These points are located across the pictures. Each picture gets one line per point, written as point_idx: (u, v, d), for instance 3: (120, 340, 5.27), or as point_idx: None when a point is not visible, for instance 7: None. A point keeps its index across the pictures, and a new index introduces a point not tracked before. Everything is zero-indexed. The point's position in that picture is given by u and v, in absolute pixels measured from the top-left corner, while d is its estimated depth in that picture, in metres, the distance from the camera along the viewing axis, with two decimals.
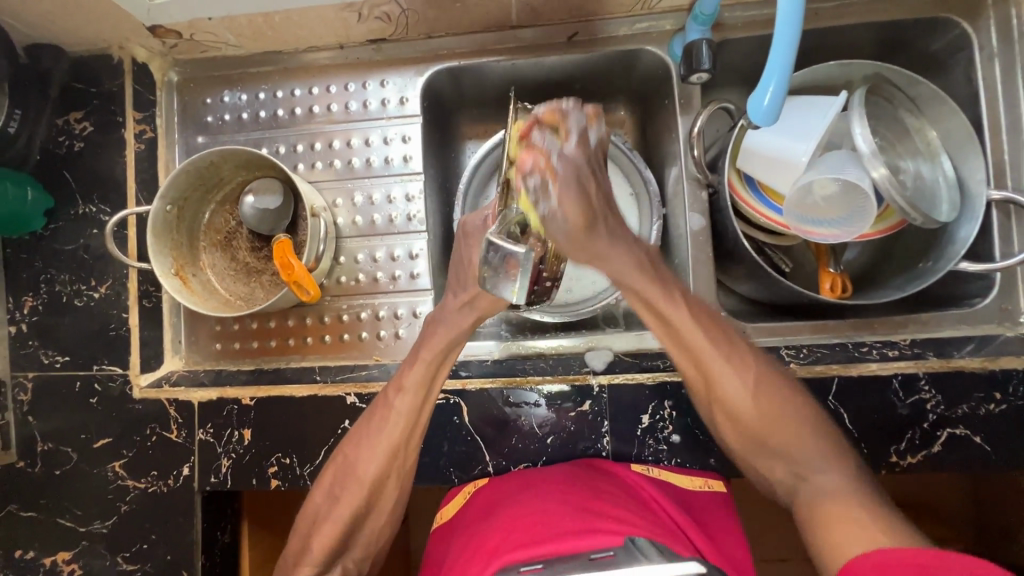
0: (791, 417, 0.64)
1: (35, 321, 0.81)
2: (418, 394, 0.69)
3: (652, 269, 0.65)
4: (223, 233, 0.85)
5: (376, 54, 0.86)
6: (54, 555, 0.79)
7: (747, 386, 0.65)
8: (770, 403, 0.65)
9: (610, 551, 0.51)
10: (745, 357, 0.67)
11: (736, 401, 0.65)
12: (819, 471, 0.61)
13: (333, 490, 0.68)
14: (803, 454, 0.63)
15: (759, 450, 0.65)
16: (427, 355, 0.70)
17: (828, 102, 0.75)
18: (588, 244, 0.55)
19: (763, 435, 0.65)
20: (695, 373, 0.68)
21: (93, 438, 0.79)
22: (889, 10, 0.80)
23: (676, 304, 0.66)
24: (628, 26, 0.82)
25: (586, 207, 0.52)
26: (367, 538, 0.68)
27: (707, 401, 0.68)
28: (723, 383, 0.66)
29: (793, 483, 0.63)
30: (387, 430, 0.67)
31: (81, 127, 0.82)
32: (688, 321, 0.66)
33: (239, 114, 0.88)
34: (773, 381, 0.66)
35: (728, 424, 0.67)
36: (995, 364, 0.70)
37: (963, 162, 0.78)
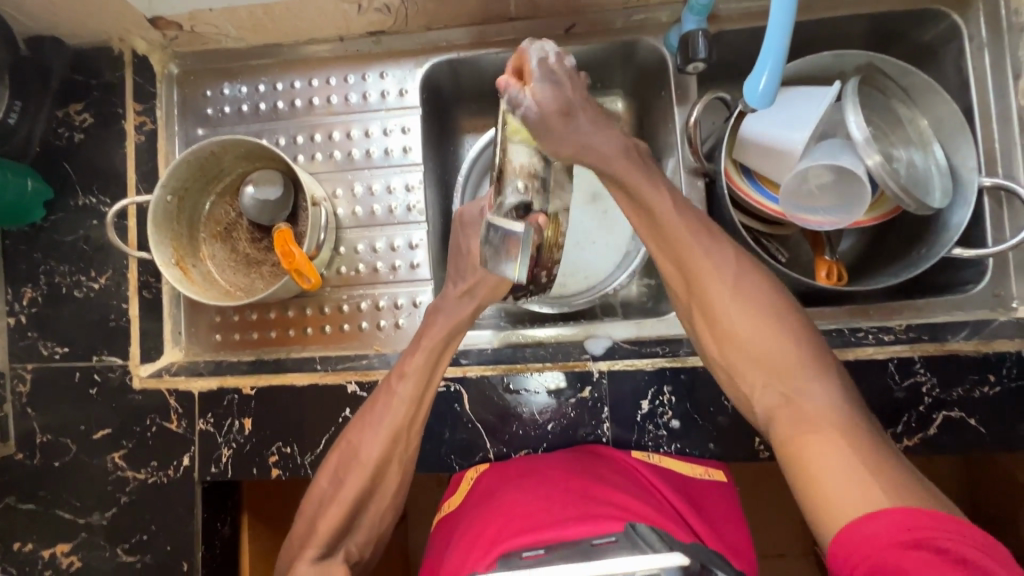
0: (770, 325, 0.62)
1: (34, 313, 0.81)
2: (421, 378, 0.70)
3: (638, 159, 0.66)
4: (224, 225, 0.85)
5: (376, 46, 0.87)
6: (52, 547, 0.78)
7: (729, 280, 0.64)
8: (753, 310, 0.63)
9: (611, 537, 0.51)
10: (730, 260, 0.65)
11: (716, 294, 0.64)
12: (802, 391, 0.58)
13: (337, 475, 0.68)
14: (783, 367, 0.60)
15: (739, 355, 0.62)
16: (428, 340, 0.71)
17: (822, 92, 0.77)
18: (570, 130, 0.59)
19: (743, 337, 0.62)
20: (676, 273, 0.67)
21: (92, 429, 0.79)
22: (881, 1, 0.81)
23: (655, 190, 0.65)
24: (625, 18, 0.83)
25: (564, 100, 0.57)
26: (372, 523, 0.67)
27: (687, 299, 0.66)
28: (703, 276, 0.64)
29: (772, 394, 0.60)
30: (389, 413, 0.68)
31: (81, 119, 0.82)
32: (670, 211, 0.65)
33: (239, 106, 0.88)
34: (758, 289, 0.64)
35: (706, 318, 0.65)
36: (989, 347, 0.71)
37: (955, 151, 0.79)
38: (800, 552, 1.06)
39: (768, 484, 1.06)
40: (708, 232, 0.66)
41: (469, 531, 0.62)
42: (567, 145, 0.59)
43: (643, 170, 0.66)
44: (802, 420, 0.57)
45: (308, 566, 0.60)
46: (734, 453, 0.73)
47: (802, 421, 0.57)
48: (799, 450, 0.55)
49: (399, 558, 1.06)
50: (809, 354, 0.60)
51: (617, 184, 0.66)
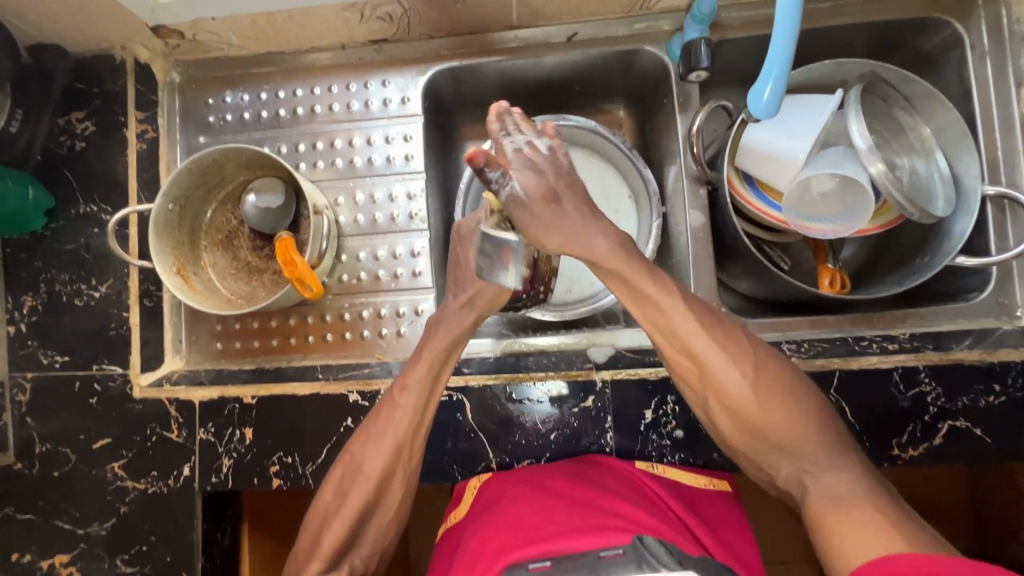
0: (789, 410, 0.61)
1: (34, 321, 0.80)
2: (423, 391, 0.69)
3: (633, 250, 0.61)
4: (225, 232, 0.85)
5: (377, 54, 0.87)
6: (51, 558, 0.78)
7: (745, 374, 0.62)
8: (770, 395, 0.61)
9: (618, 549, 0.50)
10: (743, 348, 0.63)
11: (731, 389, 0.62)
12: (826, 469, 0.58)
13: (341, 489, 0.67)
14: (806, 452, 0.60)
15: (760, 445, 0.62)
16: (431, 352, 0.70)
17: (824, 101, 0.77)
18: (557, 217, 0.56)
19: (762, 427, 0.61)
20: (689, 366, 0.64)
21: (92, 438, 0.78)
22: (882, 10, 0.81)
23: (665, 291, 0.61)
24: (627, 26, 0.83)
25: (545, 185, 0.55)
26: (376, 536, 0.68)
27: (701, 391, 0.64)
28: (716, 370, 0.62)
29: (797, 475, 0.60)
30: (392, 427, 0.67)
31: (82, 127, 0.82)
32: (679, 307, 0.62)
33: (241, 114, 0.88)
34: (772, 369, 0.63)
35: (723, 409, 0.63)
36: (993, 356, 0.71)
37: (957, 159, 0.79)
38: (802, 561, 1.05)
39: (771, 492, 1.05)
40: (719, 323, 0.63)
41: (475, 540, 0.61)
42: (553, 234, 0.56)
43: (643, 261, 0.62)
44: (832, 498, 0.55)
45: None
46: (738, 463, 0.73)
47: (833, 497, 0.56)
48: (826, 518, 0.54)
49: (400, 567, 1.06)
50: (827, 432, 0.60)
51: (615, 279, 0.61)
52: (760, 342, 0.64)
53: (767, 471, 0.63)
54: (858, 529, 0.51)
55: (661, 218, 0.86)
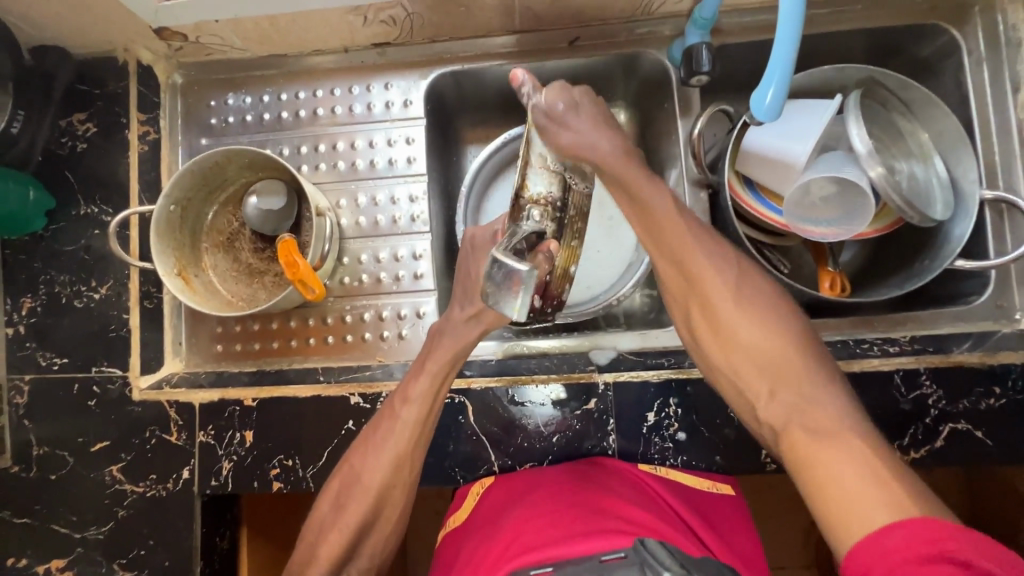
0: (772, 331, 0.65)
1: (33, 323, 0.80)
2: (424, 406, 0.69)
3: (638, 162, 0.67)
4: (226, 234, 0.85)
5: (380, 58, 0.87)
6: (47, 562, 0.77)
7: (732, 291, 0.66)
8: (754, 314, 0.66)
9: (621, 552, 0.50)
10: (732, 268, 0.67)
11: (721, 303, 0.66)
12: (810, 398, 0.61)
13: (339, 499, 0.67)
14: (786, 373, 0.63)
15: (745, 362, 0.65)
16: (431, 367, 0.70)
17: (824, 105, 0.77)
18: (569, 122, 0.64)
19: (747, 345, 0.65)
20: (682, 281, 0.68)
21: (90, 441, 0.78)
22: (881, 16, 0.82)
23: (662, 197, 0.67)
24: (628, 31, 0.84)
25: (565, 98, 0.64)
26: (374, 546, 0.67)
27: (691, 304, 0.68)
28: (707, 285, 0.67)
29: (777, 403, 0.62)
30: (391, 441, 0.67)
31: (84, 128, 0.82)
32: (681, 228, 0.67)
33: (243, 116, 0.88)
34: (758, 293, 0.67)
35: (711, 330, 0.67)
36: (993, 359, 0.71)
37: (955, 163, 0.80)
38: (803, 565, 1.05)
39: (772, 496, 1.05)
40: (715, 243, 0.68)
41: (481, 546, 0.61)
42: (566, 135, 0.63)
43: (643, 167, 0.67)
44: (815, 429, 0.58)
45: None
46: (741, 465, 0.73)
47: (814, 432, 0.59)
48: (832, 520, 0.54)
49: (399, 572, 1.05)
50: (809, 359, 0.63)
51: (617, 184, 0.66)
52: (749, 265, 0.69)
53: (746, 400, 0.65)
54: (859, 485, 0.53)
55: None
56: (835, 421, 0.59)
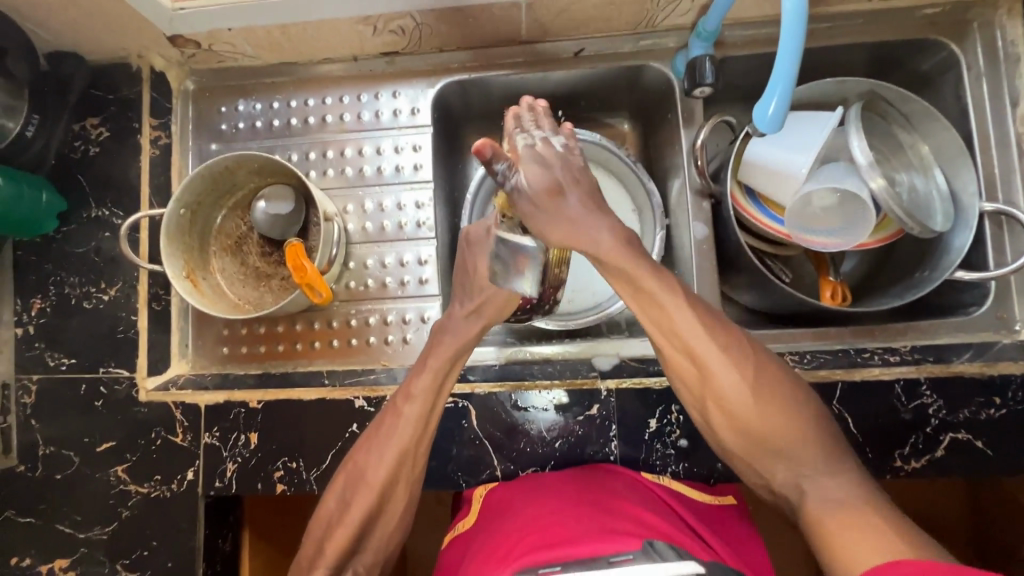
0: (787, 422, 0.61)
1: (42, 323, 0.81)
2: (428, 403, 0.69)
3: (635, 247, 0.63)
4: (234, 238, 0.86)
5: (389, 66, 0.89)
6: (51, 562, 0.77)
7: (744, 380, 0.62)
8: (769, 400, 0.62)
9: (629, 555, 0.50)
10: (744, 352, 0.64)
11: (731, 390, 0.62)
12: (818, 474, 0.59)
13: (345, 494, 0.67)
14: (796, 454, 0.60)
15: (760, 449, 0.62)
16: (435, 363, 0.71)
17: (826, 118, 0.78)
18: (559, 211, 0.59)
19: (761, 433, 0.61)
20: (690, 368, 0.65)
21: (96, 441, 0.78)
22: (881, 30, 0.84)
23: (670, 293, 0.63)
24: (633, 43, 0.86)
25: (551, 180, 0.58)
26: (379, 542, 0.67)
27: (700, 392, 0.65)
28: (717, 373, 0.63)
29: (791, 484, 0.60)
30: (396, 435, 0.68)
31: (97, 132, 0.84)
32: (688, 314, 0.63)
33: (253, 122, 0.90)
34: (772, 378, 0.63)
35: (723, 416, 0.63)
36: (993, 369, 0.72)
37: (955, 176, 0.81)
38: None
39: (772, 505, 1.05)
40: (722, 330, 0.64)
41: (487, 545, 0.62)
42: (558, 225, 0.59)
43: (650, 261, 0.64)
44: (833, 505, 0.56)
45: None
46: (742, 472, 0.73)
47: (831, 504, 0.56)
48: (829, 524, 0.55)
49: None
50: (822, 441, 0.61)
51: (610, 271, 0.64)
52: (757, 347, 0.65)
53: (761, 475, 0.63)
54: (865, 533, 0.51)
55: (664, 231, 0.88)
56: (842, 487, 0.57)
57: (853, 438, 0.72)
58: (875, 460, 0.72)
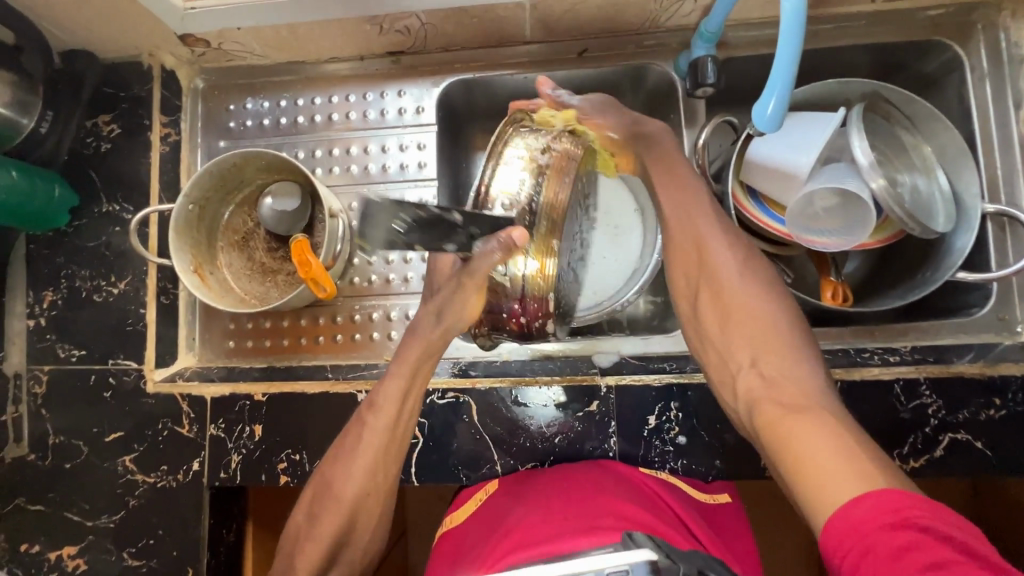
0: (771, 312, 0.65)
1: (54, 315, 0.82)
2: (391, 413, 0.69)
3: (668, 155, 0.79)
4: (241, 234, 0.87)
5: (395, 66, 0.90)
6: (59, 549, 0.79)
7: (736, 260, 0.68)
8: (756, 289, 0.66)
9: (610, 547, 0.51)
10: (739, 240, 0.70)
11: (721, 269, 0.68)
12: (785, 367, 0.60)
13: (314, 511, 0.68)
14: (769, 343, 0.63)
15: (737, 329, 0.65)
16: (395, 376, 0.70)
17: (828, 118, 0.79)
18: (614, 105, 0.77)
19: (740, 319, 0.65)
20: (689, 251, 0.70)
21: (104, 432, 0.80)
22: (885, 32, 0.84)
23: (680, 170, 0.73)
24: (636, 43, 0.87)
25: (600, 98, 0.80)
26: (355, 555, 0.68)
27: (693, 273, 0.70)
28: (714, 250, 0.69)
29: (756, 372, 0.62)
30: (360, 449, 0.68)
31: (108, 129, 0.85)
32: (699, 202, 0.72)
33: (261, 120, 0.91)
34: (760, 272, 0.68)
35: (711, 297, 0.68)
36: (994, 370, 0.72)
37: (958, 177, 0.81)
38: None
39: (772, 506, 1.05)
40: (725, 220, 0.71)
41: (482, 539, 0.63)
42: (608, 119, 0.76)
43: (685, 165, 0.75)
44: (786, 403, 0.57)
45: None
46: (740, 470, 0.73)
47: (785, 403, 0.57)
48: None
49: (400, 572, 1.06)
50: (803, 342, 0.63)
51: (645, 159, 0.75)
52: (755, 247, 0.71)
53: (731, 372, 0.64)
54: (825, 452, 0.50)
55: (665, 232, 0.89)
56: (805, 390, 0.58)
57: None
58: None
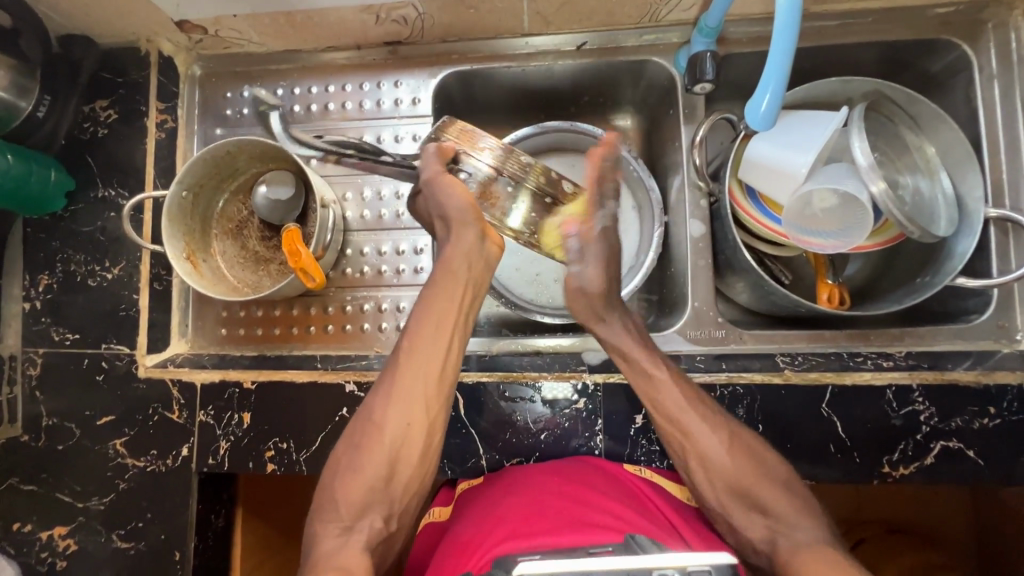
0: (766, 484, 0.64)
1: (49, 299, 0.83)
2: (428, 332, 0.69)
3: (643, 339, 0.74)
4: (235, 222, 0.88)
5: (392, 55, 0.89)
6: (51, 529, 0.80)
7: (721, 437, 0.67)
8: (745, 458, 0.66)
9: (608, 547, 0.51)
10: (718, 416, 0.69)
11: (710, 451, 0.67)
12: (794, 527, 0.61)
13: (355, 446, 0.67)
14: (772, 510, 0.63)
15: (742, 505, 0.65)
16: (435, 296, 0.71)
17: (829, 118, 0.77)
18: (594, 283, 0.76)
19: (742, 488, 0.65)
20: (671, 429, 0.69)
21: (97, 415, 0.81)
22: (893, 29, 0.82)
23: (657, 363, 0.71)
24: (636, 37, 0.85)
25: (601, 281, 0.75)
26: (395, 494, 0.66)
27: (680, 450, 0.69)
28: (698, 432, 0.68)
29: (770, 538, 0.62)
30: (401, 373, 0.68)
31: (106, 114, 0.85)
32: (671, 380, 0.70)
33: (257, 108, 0.91)
34: (744, 437, 0.68)
35: (704, 475, 0.67)
36: (989, 378, 0.70)
37: (961, 180, 0.79)
38: None
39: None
40: (700, 397, 0.70)
41: (467, 534, 0.63)
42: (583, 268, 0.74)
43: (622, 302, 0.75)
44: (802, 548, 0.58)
45: (333, 547, 0.61)
46: None
47: (806, 548, 0.58)
48: None
49: None
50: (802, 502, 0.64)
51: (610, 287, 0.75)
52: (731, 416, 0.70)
53: (746, 541, 0.64)
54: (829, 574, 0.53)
55: (662, 229, 0.88)
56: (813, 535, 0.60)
57: (840, 441, 0.71)
58: (863, 465, 0.71)
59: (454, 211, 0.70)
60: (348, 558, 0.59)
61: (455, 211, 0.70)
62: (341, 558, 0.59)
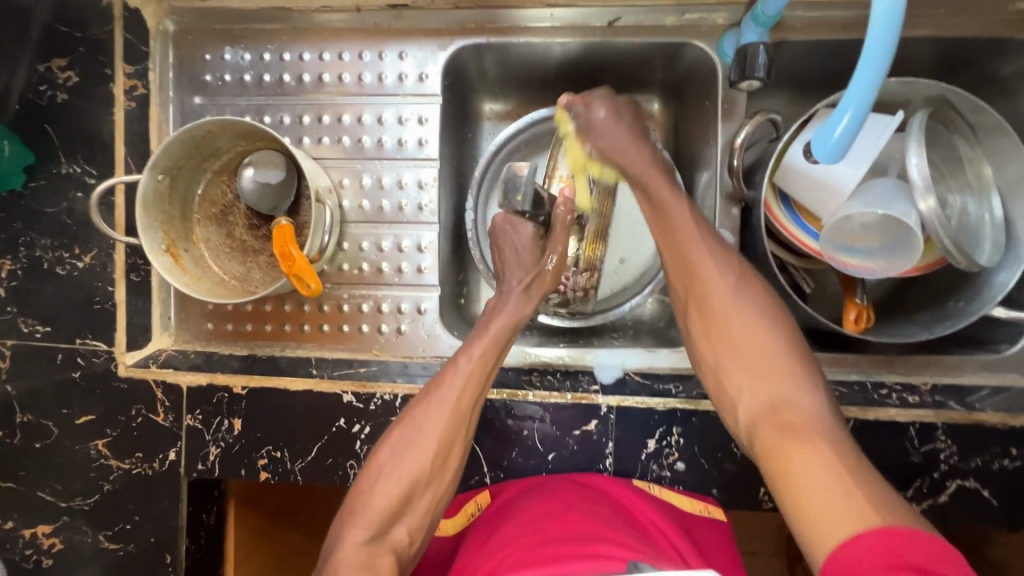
0: (780, 364, 0.62)
1: (13, 287, 0.76)
2: (485, 362, 0.68)
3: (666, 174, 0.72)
4: (219, 207, 0.79)
5: (395, 21, 0.78)
6: (33, 527, 0.76)
7: (726, 280, 0.66)
8: (749, 310, 0.65)
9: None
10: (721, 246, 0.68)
11: (716, 292, 0.66)
12: (790, 396, 0.60)
13: (398, 449, 0.64)
14: (767, 367, 0.62)
15: (730, 354, 0.64)
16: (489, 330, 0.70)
17: (884, 125, 0.69)
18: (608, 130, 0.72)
19: (735, 338, 0.64)
20: (677, 266, 0.69)
21: (75, 414, 0.76)
22: (962, 24, 0.73)
23: (668, 191, 0.70)
24: (675, 16, 0.75)
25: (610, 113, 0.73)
26: (426, 508, 0.63)
27: (686, 293, 0.68)
28: (703, 271, 0.67)
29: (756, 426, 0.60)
30: (458, 391, 0.65)
31: (64, 76, 0.74)
32: (681, 209, 0.69)
33: (241, 75, 0.80)
34: (755, 292, 0.66)
35: (695, 297, 0.67)
36: (1015, 420, 0.68)
37: (1012, 203, 0.72)
38: None
39: (762, 517, 1.01)
40: (706, 228, 0.69)
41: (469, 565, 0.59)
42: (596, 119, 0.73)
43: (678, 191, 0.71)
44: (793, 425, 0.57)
45: (355, 550, 0.57)
46: (738, 501, 0.71)
47: (787, 424, 0.57)
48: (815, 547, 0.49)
49: None
50: (794, 362, 0.62)
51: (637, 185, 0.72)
52: (755, 274, 0.68)
53: (728, 397, 0.64)
54: (814, 476, 0.52)
55: None
56: (806, 417, 0.58)
57: None
58: None
59: (535, 280, 0.74)
60: (374, 564, 0.56)
61: (546, 276, 0.74)
62: (366, 563, 0.56)
